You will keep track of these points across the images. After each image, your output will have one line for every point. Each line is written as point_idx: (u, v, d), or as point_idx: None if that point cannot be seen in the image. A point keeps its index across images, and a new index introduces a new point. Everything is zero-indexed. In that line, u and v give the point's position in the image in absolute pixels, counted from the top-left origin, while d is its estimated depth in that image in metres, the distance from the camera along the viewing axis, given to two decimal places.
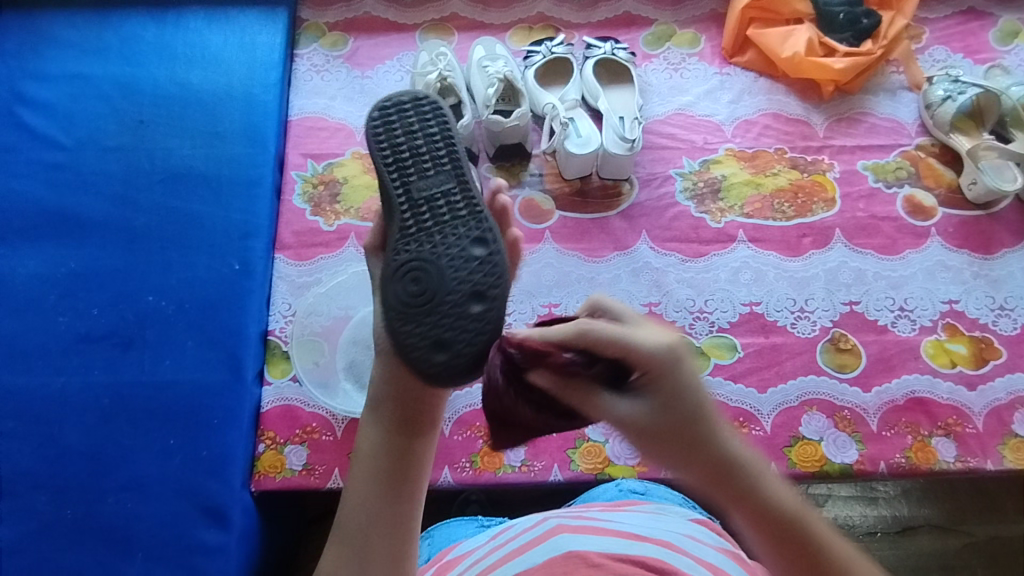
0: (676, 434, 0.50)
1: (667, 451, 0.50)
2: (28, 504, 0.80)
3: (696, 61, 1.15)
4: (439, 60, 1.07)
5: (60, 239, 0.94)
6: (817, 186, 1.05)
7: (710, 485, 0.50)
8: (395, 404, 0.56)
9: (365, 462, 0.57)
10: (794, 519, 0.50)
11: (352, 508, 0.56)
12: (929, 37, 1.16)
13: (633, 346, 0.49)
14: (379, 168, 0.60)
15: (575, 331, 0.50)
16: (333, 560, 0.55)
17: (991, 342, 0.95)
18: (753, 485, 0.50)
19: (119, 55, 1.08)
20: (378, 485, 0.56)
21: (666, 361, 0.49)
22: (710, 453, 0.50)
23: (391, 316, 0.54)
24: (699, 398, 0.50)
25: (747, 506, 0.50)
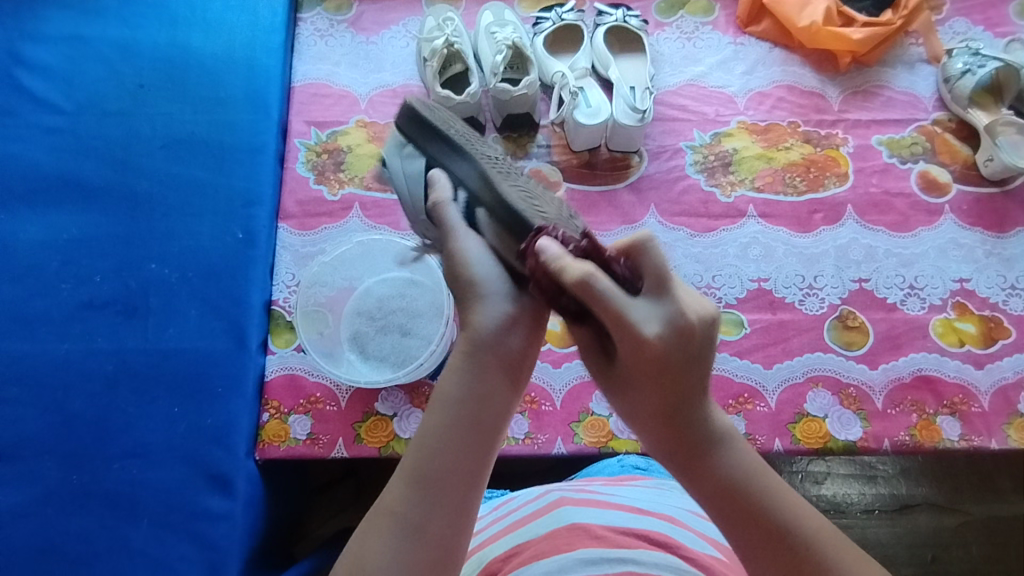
0: (656, 394, 0.49)
1: (645, 410, 0.51)
2: (34, 469, 0.81)
3: (710, 30, 1.12)
4: (447, 25, 1.04)
5: (61, 204, 0.93)
6: (830, 161, 1.03)
7: (678, 455, 0.50)
8: (496, 351, 0.53)
9: (450, 404, 0.51)
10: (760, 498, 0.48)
11: (431, 447, 0.50)
12: (951, 8, 1.12)
13: (624, 317, 0.48)
14: (450, 134, 0.67)
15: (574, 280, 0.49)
16: (397, 502, 0.49)
17: (1000, 321, 0.94)
18: (724, 458, 0.49)
19: (118, 16, 1.05)
20: (463, 431, 0.50)
21: (646, 342, 0.47)
22: (685, 427, 0.50)
23: (530, 215, 0.57)
24: (687, 379, 0.48)
25: (709, 482, 0.49)
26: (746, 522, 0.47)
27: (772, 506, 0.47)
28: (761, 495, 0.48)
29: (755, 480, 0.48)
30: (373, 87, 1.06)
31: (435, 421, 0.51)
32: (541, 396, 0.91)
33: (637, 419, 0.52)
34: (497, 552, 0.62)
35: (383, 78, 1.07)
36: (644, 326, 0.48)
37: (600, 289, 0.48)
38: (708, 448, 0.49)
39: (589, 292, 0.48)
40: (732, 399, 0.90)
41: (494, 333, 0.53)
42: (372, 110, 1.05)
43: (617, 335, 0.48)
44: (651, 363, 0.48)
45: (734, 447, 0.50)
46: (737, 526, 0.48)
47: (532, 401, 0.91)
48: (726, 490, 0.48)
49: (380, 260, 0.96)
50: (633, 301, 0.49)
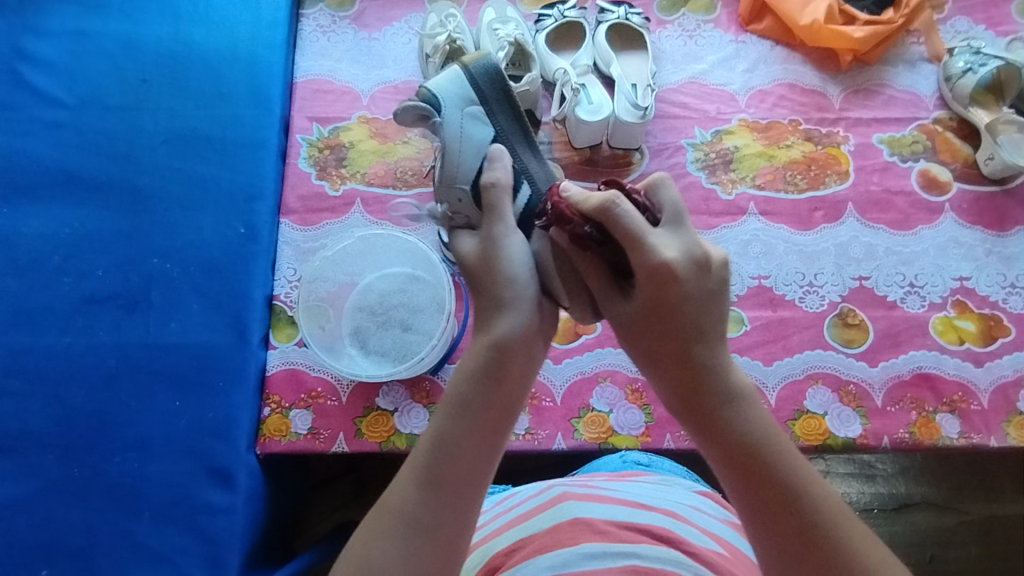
0: (665, 332, 0.52)
1: (654, 343, 0.53)
2: (35, 462, 0.81)
3: (711, 28, 1.12)
4: (449, 21, 1.04)
5: (64, 199, 0.93)
6: (831, 159, 1.03)
7: (687, 390, 0.52)
8: (506, 356, 0.53)
9: (460, 407, 0.52)
10: (759, 437, 0.50)
11: (445, 447, 0.51)
12: (952, 7, 1.12)
13: (644, 240, 0.51)
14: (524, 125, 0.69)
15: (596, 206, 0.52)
16: (406, 499, 0.50)
17: (1000, 319, 0.94)
18: (734, 408, 0.51)
19: (121, 11, 1.05)
20: (478, 435, 0.51)
21: (662, 268, 0.51)
22: (696, 361, 0.52)
23: None
24: (701, 313, 0.51)
25: (715, 415, 0.51)
26: (750, 471, 0.49)
27: (765, 446, 0.50)
28: (764, 444, 0.50)
29: (757, 426, 0.50)
30: (375, 84, 1.07)
31: (449, 421, 0.52)
32: (542, 391, 0.92)
33: (646, 354, 0.54)
34: (500, 547, 0.62)
35: (385, 74, 1.07)
36: (657, 254, 0.51)
37: (621, 215, 0.51)
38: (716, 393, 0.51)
39: (611, 218, 0.51)
40: None
41: (515, 339, 0.54)
42: (374, 106, 1.05)
43: (635, 260, 0.51)
44: (666, 291, 0.51)
45: (745, 397, 0.52)
46: (736, 467, 0.50)
47: (533, 397, 0.91)
48: (730, 426, 0.50)
49: (381, 255, 0.96)
50: (655, 231, 0.52)
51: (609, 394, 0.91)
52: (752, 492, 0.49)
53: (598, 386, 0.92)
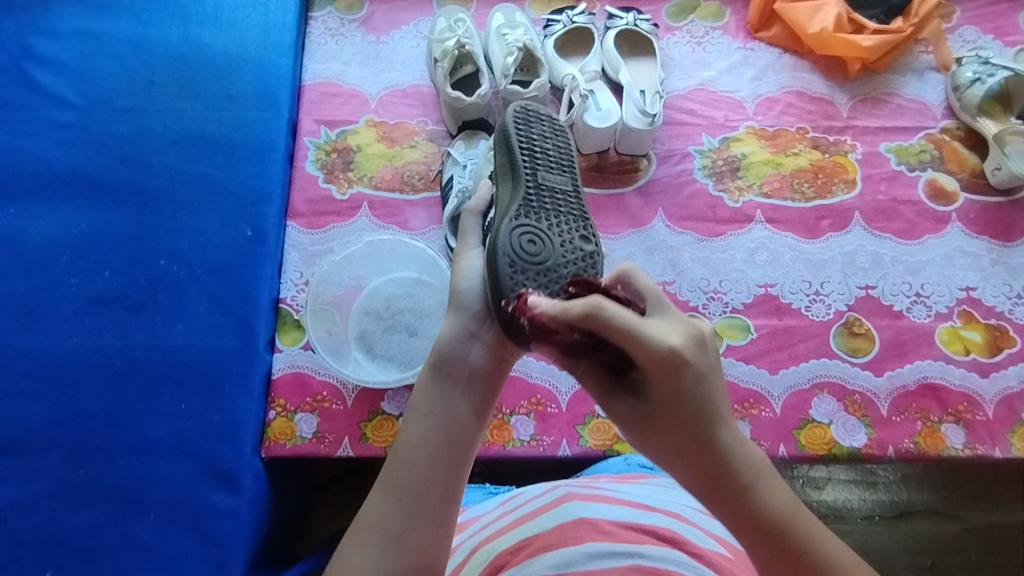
0: (678, 432, 0.48)
1: (662, 436, 0.49)
2: (41, 463, 0.81)
3: (720, 35, 1.12)
4: (458, 25, 1.03)
5: (71, 199, 0.93)
6: (838, 167, 1.03)
7: (712, 488, 0.48)
8: (462, 365, 0.55)
9: (422, 417, 0.53)
10: (797, 525, 0.46)
11: (404, 456, 0.51)
12: (960, 17, 1.12)
13: (642, 333, 0.46)
14: (514, 143, 0.65)
15: (583, 314, 0.47)
16: (377, 513, 0.49)
17: (1006, 330, 0.94)
18: (757, 488, 0.47)
19: (130, 12, 1.05)
20: (437, 442, 0.52)
21: (671, 353, 0.47)
22: (715, 450, 0.48)
23: (502, 258, 0.56)
24: (713, 398, 0.48)
25: (750, 514, 0.47)
26: (787, 558, 0.46)
27: (797, 529, 0.46)
28: (798, 521, 0.47)
29: (790, 515, 0.47)
30: (383, 87, 1.07)
31: (413, 431, 0.52)
32: (547, 397, 0.92)
33: (665, 453, 0.49)
34: (504, 546, 0.62)
35: (393, 78, 1.07)
36: (663, 342, 0.47)
37: (613, 318, 0.46)
38: (738, 477, 0.47)
39: (607, 318, 0.46)
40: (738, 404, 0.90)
41: (458, 351, 0.56)
42: (382, 110, 1.05)
43: (641, 355, 0.47)
44: (679, 383, 0.47)
45: (762, 475, 0.48)
46: (775, 554, 0.46)
47: (538, 403, 0.91)
48: (768, 529, 0.46)
49: (387, 259, 0.96)
50: (647, 317, 0.49)
51: None
52: None
53: None
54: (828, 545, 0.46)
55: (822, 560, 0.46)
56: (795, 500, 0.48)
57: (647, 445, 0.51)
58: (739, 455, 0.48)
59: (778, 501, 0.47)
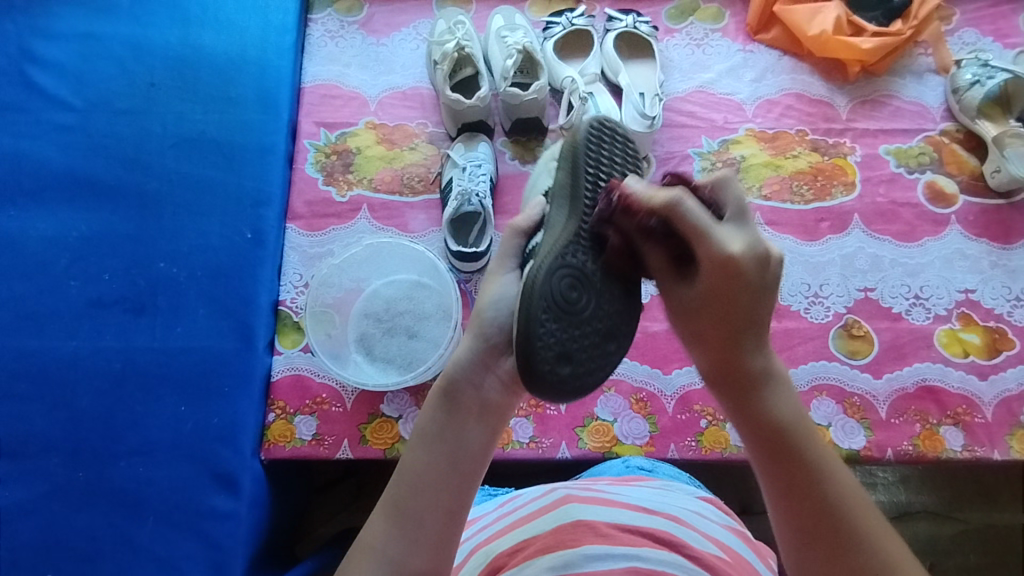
0: (713, 325, 0.49)
1: (695, 324, 0.50)
2: (41, 465, 0.81)
3: (719, 37, 1.12)
4: (458, 28, 1.03)
5: (71, 201, 0.93)
6: (837, 169, 1.03)
7: (727, 373, 0.49)
8: (470, 390, 0.55)
9: (428, 440, 0.52)
10: (801, 439, 0.46)
11: (409, 476, 0.51)
12: (960, 19, 1.12)
13: (710, 231, 0.48)
14: (580, 169, 0.58)
15: (664, 203, 0.49)
16: (376, 535, 0.49)
17: (1005, 332, 0.94)
18: (771, 394, 0.48)
19: (130, 14, 1.05)
20: (441, 465, 0.51)
21: (730, 256, 0.47)
22: (743, 347, 0.49)
23: (540, 303, 0.52)
24: (759, 308, 0.48)
25: (753, 405, 0.48)
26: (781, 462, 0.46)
27: (800, 441, 0.46)
28: (804, 435, 0.47)
29: (797, 426, 0.47)
30: (382, 89, 1.07)
31: (417, 453, 0.52)
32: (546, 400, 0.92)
33: (691, 336, 0.51)
34: (502, 548, 0.62)
35: (393, 80, 1.07)
36: (726, 243, 0.48)
37: (689, 210, 0.48)
38: (758, 379, 0.48)
39: (682, 209, 0.48)
40: None
41: (466, 374, 0.55)
42: (382, 112, 1.05)
43: (700, 249, 0.48)
44: (729, 280, 0.48)
45: (782, 387, 0.48)
46: (768, 454, 0.47)
47: (538, 405, 0.91)
48: (765, 425, 0.47)
49: (387, 262, 0.96)
50: (719, 222, 0.49)
51: (614, 403, 0.92)
52: (783, 502, 0.46)
53: (603, 396, 0.92)
54: (830, 465, 0.46)
55: (816, 475, 0.45)
56: (810, 421, 0.48)
57: (678, 326, 0.52)
58: (767, 361, 0.49)
59: (787, 404, 0.48)
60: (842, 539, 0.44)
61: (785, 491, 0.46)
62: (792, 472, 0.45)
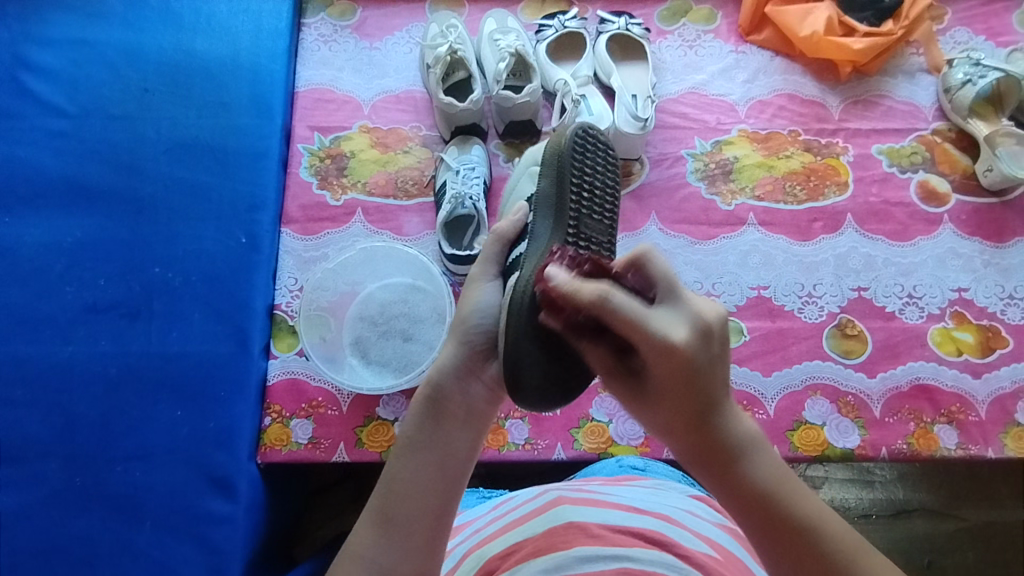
0: (675, 410, 0.48)
1: (660, 409, 0.49)
2: (38, 471, 0.81)
3: (711, 38, 1.12)
4: (450, 32, 1.04)
5: (66, 207, 0.94)
6: (830, 169, 1.03)
7: (702, 462, 0.48)
8: (459, 398, 0.55)
9: (416, 448, 0.53)
10: (785, 502, 0.46)
11: (397, 487, 0.51)
12: (952, 18, 1.12)
13: (645, 323, 0.45)
14: (565, 182, 0.60)
15: (593, 300, 0.46)
16: (364, 543, 0.50)
17: (998, 331, 0.94)
18: (747, 461, 0.47)
19: (123, 20, 1.05)
20: (429, 474, 0.52)
21: (671, 348, 0.45)
22: (712, 429, 0.48)
23: (528, 314, 0.53)
24: (715, 387, 0.47)
25: (737, 488, 0.47)
26: (770, 529, 0.46)
27: (785, 503, 0.46)
28: (787, 496, 0.46)
29: (778, 490, 0.46)
30: (376, 93, 1.07)
31: (404, 461, 0.53)
32: None
33: (663, 426, 0.50)
34: (495, 550, 0.63)
35: (386, 83, 1.08)
36: (663, 334, 0.45)
37: (619, 307, 0.46)
38: (732, 451, 0.48)
39: (613, 305, 0.46)
40: None
41: (453, 382, 0.55)
42: (376, 116, 1.06)
43: (642, 346, 0.46)
44: (678, 369, 0.46)
45: (755, 452, 0.48)
46: (758, 525, 0.46)
47: None
48: (755, 510, 0.46)
49: (381, 264, 0.96)
50: (652, 307, 0.47)
51: (608, 404, 0.92)
52: (784, 567, 0.46)
53: (598, 397, 0.92)
54: (820, 515, 0.46)
55: (812, 539, 0.45)
56: (789, 474, 0.48)
57: (645, 416, 0.51)
58: (737, 433, 0.48)
59: (767, 476, 0.47)
60: None
61: (783, 556, 0.45)
62: (795, 556, 0.45)
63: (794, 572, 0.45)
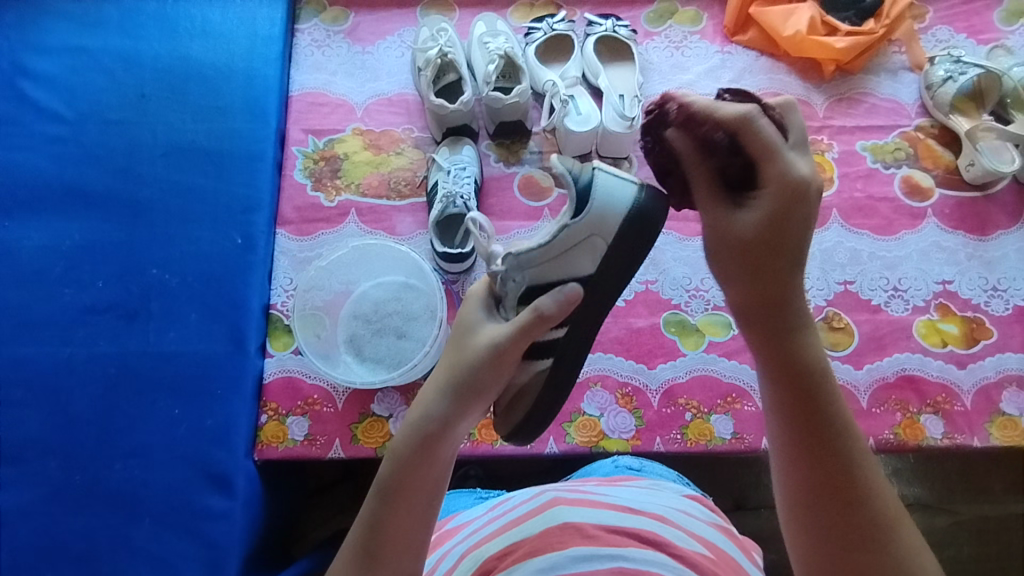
0: (752, 263, 0.53)
1: (736, 258, 0.53)
2: (38, 470, 0.82)
3: (698, 39, 1.14)
4: (441, 35, 1.06)
5: (65, 211, 0.95)
6: (815, 166, 1.05)
7: (768, 316, 0.53)
8: (446, 438, 0.55)
9: (402, 492, 0.53)
10: (822, 379, 0.52)
11: (386, 535, 0.52)
12: (933, 17, 1.15)
13: (779, 153, 0.51)
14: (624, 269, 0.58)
15: (738, 116, 0.51)
16: None
17: (982, 322, 0.96)
18: (802, 337, 0.53)
19: (120, 27, 1.07)
20: (416, 513, 0.53)
21: (793, 181, 0.51)
22: (788, 294, 0.53)
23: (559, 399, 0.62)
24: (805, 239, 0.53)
25: (791, 354, 0.52)
26: (804, 397, 0.51)
27: (821, 382, 0.52)
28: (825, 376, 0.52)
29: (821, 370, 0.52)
30: (369, 96, 1.09)
31: (390, 505, 0.53)
32: None
33: (735, 273, 0.54)
34: (493, 550, 0.64)
35: (379, 87, 1.10)
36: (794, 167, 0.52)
37: (763, 125, 0.51)
38: (793, 317, 0.53)
39: (761, 125, 0.51)
40: (720, 399, 0.93)
41: (439, 423, 0.54)
42: (368, 118, 1.08)
43: (769, 172, 0.52)
44: (788, 203, 0.52)
45: (811, 331, 0.53)
46: (797, 390, 0.51)
47: None
48: (798, 361, 0.52)
49: (375, 264, 0.98)
50: (787, 147, 0.53)
51: (600, 398, 0.93)
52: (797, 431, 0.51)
53: (589, 391, 0.94)
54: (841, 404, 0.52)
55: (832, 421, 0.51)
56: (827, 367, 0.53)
57: (719, 262, 0.55)
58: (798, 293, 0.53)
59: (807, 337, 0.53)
60: (846, 473, 0.50)
61: (801, 419, 0.51)
62: (817, 430, 0.51)
63: (811, 453, 0.50)
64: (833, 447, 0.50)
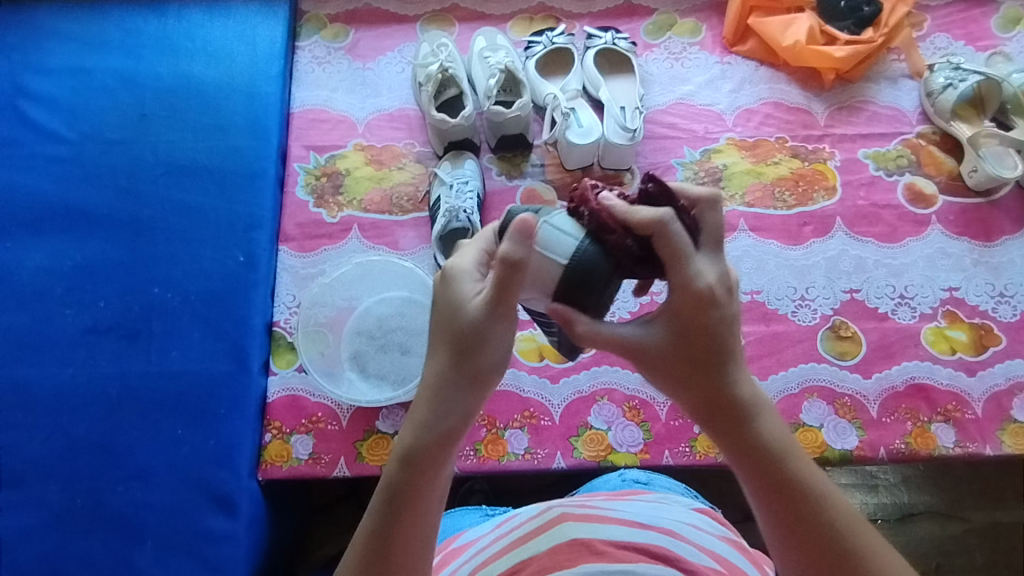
0: (694, 368, 0.52)
1: (672, 369, 0.53)
2: (40, 494, 0.81)
3: (697, 50, 1.15)
4: (441, 50, 1.06)
5: (67, 231, 0.95)
6: (818, 174, 1.05)
7: (717, 417, 0.52)
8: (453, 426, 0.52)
9: (414, 493, 0.51)
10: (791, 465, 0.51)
11: (400, 540, 0.51)
12: (931, 25, 1.15)
13: (687, 259, 0.50)
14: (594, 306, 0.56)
15: (650, 220, 0.50)
16: None
17: (990, 328, 0.95)
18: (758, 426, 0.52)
19: (121, 48, 1.07)
20: (430, 509, 0.52)
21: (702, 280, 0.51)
22: (730, 391, 0.52)
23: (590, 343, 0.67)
24: (725, 327, 0.52)
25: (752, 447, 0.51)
26: (775, 486, 0.50)
27: (789, 468, 0.51)
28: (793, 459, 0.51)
29: (788, 454, 0.51)
30: (370, 112, 1.09)
31: (402, 510, 0.51)
32: (540, 411, 0.93)
33: (676, 384, 0.53)
34: (500, 568, 0.63)
35: (379, 102, 1.10)
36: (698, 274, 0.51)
37: (672, 229, 0.50)
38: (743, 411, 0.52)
39: (670, 232, 0.50)
40: None
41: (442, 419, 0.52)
42: (370, 134, 1.08)
43: (675, 276, 0.51)
44: (695, 300, 0.51)
45: (766, 416, 0.52)
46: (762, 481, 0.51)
47: (531, 416, 0.92)
48: (762, 453, 0.51)
49: (378, 279, 0.98)
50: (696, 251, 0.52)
51: (607, 412, 0.92)
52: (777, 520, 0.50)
53: (596, 405, 0.93)
54: (820, 482, 0.51)
55: (810, 503, 0.49)
56: (795, 443, 0.52)
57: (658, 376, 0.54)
58: (726, 379, 0.52)
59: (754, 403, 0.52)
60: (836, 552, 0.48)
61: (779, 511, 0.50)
62: (797, 515, 0.50)
63: (796, 540, 0.50)
64: (818, 530, 0.49)
